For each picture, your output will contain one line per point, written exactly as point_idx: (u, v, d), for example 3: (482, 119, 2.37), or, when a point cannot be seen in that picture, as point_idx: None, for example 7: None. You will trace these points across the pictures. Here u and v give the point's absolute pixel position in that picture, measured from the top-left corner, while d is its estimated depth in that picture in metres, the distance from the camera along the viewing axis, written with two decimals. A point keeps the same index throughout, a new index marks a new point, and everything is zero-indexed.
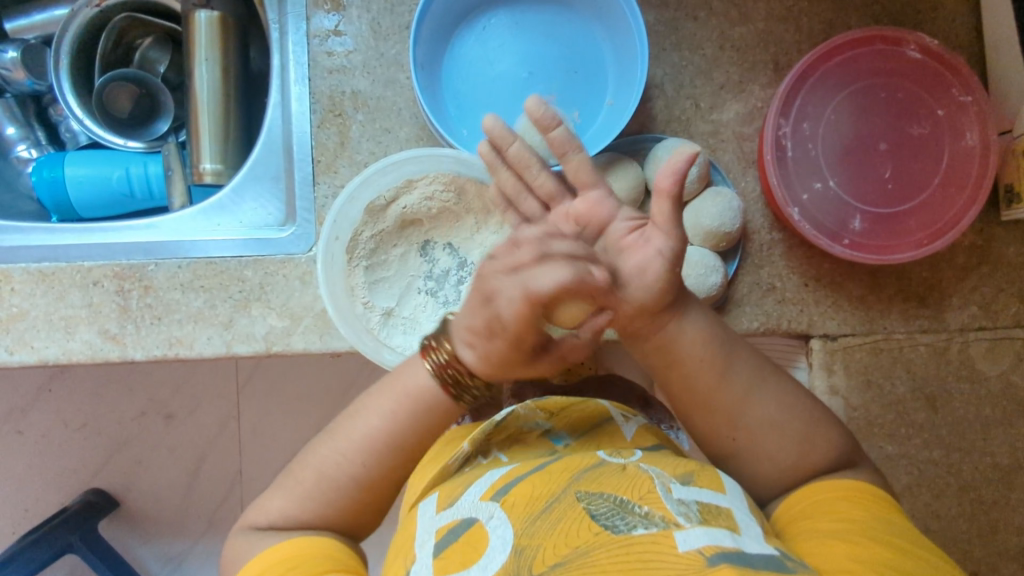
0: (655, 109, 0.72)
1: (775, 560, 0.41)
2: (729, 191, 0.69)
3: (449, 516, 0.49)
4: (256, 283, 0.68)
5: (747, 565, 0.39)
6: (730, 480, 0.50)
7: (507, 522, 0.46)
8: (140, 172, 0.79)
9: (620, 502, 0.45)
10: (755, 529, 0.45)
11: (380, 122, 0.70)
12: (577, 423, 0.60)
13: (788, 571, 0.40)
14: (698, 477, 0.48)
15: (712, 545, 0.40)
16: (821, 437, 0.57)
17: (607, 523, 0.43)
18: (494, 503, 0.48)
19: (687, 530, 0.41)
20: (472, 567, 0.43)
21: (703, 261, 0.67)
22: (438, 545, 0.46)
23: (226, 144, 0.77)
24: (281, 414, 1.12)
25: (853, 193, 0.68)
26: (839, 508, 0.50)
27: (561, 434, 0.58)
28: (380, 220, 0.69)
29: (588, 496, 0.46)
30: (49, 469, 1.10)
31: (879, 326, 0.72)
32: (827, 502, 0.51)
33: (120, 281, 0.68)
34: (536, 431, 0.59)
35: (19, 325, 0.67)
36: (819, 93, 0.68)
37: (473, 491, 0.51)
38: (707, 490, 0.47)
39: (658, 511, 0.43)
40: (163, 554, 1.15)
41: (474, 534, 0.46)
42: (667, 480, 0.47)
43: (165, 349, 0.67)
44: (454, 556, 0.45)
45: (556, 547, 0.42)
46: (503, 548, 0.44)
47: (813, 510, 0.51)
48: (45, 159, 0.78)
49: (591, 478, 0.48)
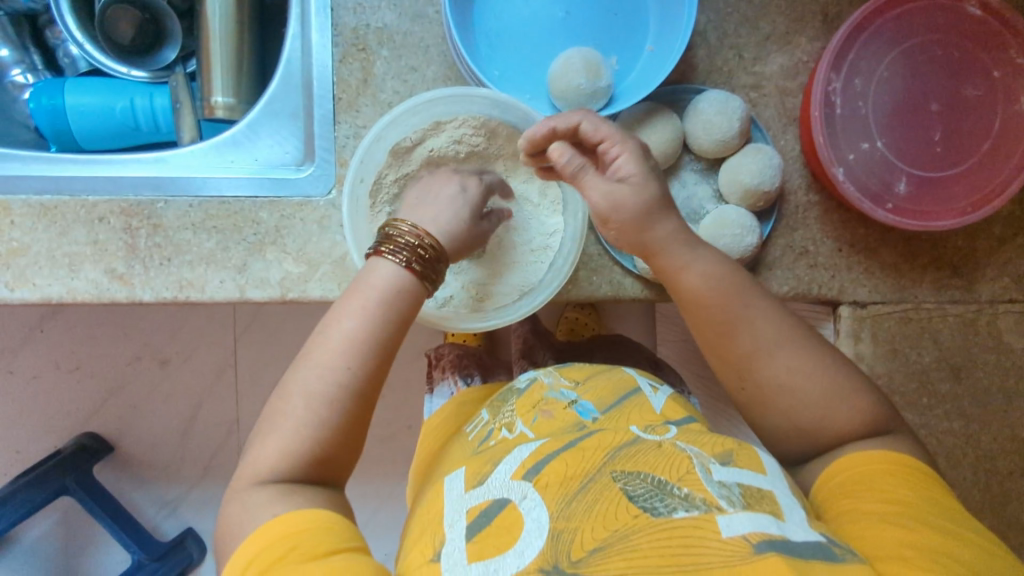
0: (696, 59, 0.68)
1: (821, 546, 0.41)
2: (769, 148, 0.66)
3: (480, 497, 0.47)
4: (272, 226, 0.65)
5: (794, 553, 0.40)
6: (768, 457, 0.50)
7: (541, 504, 0.45)
8: (146, 104, 0.74)
9: (658, 482, 0.45)
10: (799, 512, 0.45)
11: (406, 60, 0.66)
12: (600, 391, 0.58)
13: (838, 562, 0.41)
14: (738, 456, 0.48)
15: (757, 532, 0.41)
16: (871, 402, 0.55)
17: (646, 505, 0.43)
18: (527, 482, 0.46)
19: (729, 515, 0.42)
20: (507, 553, 0.42)
21: (739, 221, 0.64)
22: (470, 527, 0.45)
23: (239, 76, 0.72)
24: (281, 365, 1.10)
25: (901, 154, 0.65)
26: (881, 486, 0.49)
27: (588, 404, 0.56)
28: (405, 162, 0.64)
29: (625, 477, 0.46)
30: (42, 410, 1.08)
31: (910, 296, 0.71)
32: (871, 479, 0.50)
33: (127, 219, 0.64)
34: (559, 399, 0.57)
35: (20, 260, 0.63)
36: (872, 47, 0.64)
37: (502, 469, 0.49)
38: (748, 470, 0.47)
39: (698, 494, 0.43)
40: (158, 499, 1.14)
41: (507, 518, 0.44)
42: (706, 461, 0.47)
43: (175, 291, 0.64)
44: (489, 539, 0.43)
45: (594, 531, 0.42)
46: (540, 533, 0.43)
47: (855, 488, 0.50)
48: (42, 86, 0.73)
49: (628, 456, 0.48)
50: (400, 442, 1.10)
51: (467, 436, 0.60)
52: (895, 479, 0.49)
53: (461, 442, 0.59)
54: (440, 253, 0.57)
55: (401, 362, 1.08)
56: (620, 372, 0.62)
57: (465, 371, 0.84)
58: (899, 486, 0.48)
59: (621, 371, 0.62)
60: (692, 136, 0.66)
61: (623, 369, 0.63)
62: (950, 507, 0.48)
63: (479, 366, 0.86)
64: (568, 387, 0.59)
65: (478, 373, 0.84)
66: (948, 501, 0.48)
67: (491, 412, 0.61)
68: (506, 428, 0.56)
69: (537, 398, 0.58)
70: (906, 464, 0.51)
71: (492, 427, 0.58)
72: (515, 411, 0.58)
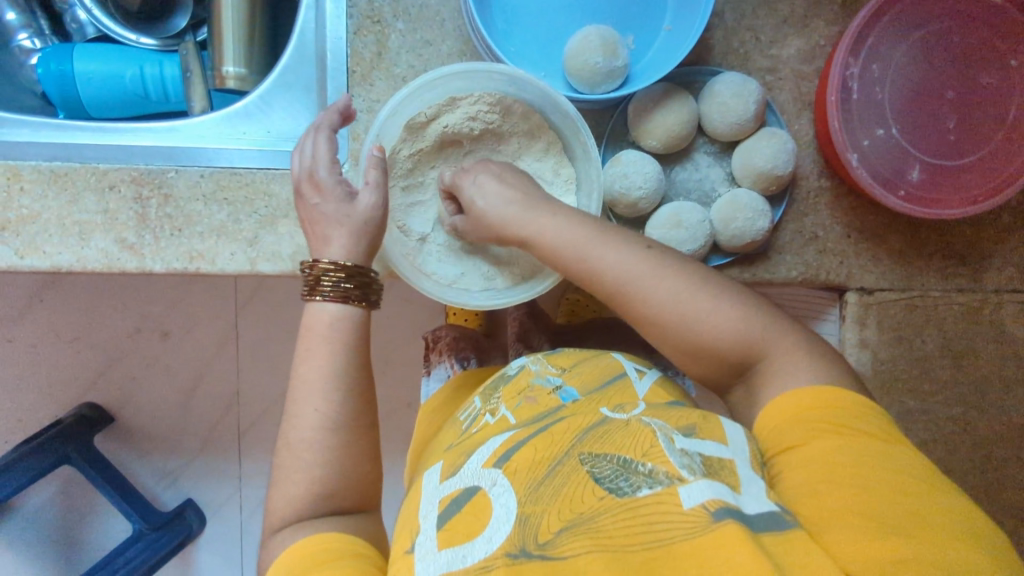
0: (713, 40, 0.68)
1: (776, 516, 0.42)
2: (783, 133, 0.66)
3: (451, 487, 0.48)
4: (284, 199, 0.65)
5: (750, 524, 0.40)
6: (732, 426, 0.50)
7: (509, 490, 0.45)
8: (156, 73, 0.73)
9: (623, 462, 0.45)
10: (757, 483, 0.45)
11: (421, 33, 0.66)
12: (586, 376, 0.59)
13: (786, 530, 0.41)
14: (701, 429, 0.48)
15: (715, 499, 0.41)
16: None
17: (612, 486, 0.44)
18: (497, 470, 0.47)
19: (690, 485, 0.42)
20: (476, 539, 0.43)
21: (752, 205, 0.64)
22: (441, 516, 0.46)
23: (251, 45, 0.72)
24: (284, 339, 1.11)
25: (914, 141, 0.65)
26: (815, 438, 0.47)
27: (572, 389, 0.57)
28: (419, 138, 0.64)
29: (592, 459, 0.46)
30: (43, 380, 1.08)
31: (917, 283, 0.71)
32: (804, 432, 0.48)
33: (138, 187, 0.64)
34: (544, 385, 0.58)
35: (30, 227, 0.62)
36: (891, 32, 0.64)
37: (475, 458, 0.50)
38: (710, 441, 0.47)
39: (662, 468, 0.43)
40: (158, 469, 1.15)
41: (476, 504, 0.45)
42: (670, 432, 0.47)
43: (185, 262, 0.64)
44: (458, 528, 0.44)
45: (561, 513, 0.43)
46: (506, 518, 0.43)
47: (793, 442, 0.48)
48: (50, 52, 0.72)
49: (596, 438, 0.48)
50: (400, 418, 1.11)
51: (459, 423, 0.60)
52: (833, 426, 0.47)
53: (452, 430, 0.60)
54: (362, 276, 0.56)
55: (402, 339, 1.09)
56: (608, 358, 0.62)
57: (462, 354, 0.85)
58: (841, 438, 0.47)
59: (609, 357, 0.62)
60: (708, 118, 0.66)
61: (612, 355, 0.63)
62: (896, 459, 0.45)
63: (476, 350, 0.86)
64: (555, 373, 0.60)
65: (476, 357, 0.86)
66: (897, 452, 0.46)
67: (481, 399, 0.61)
68: (490, 413, 0.57)
69: (522, 385, 0.59)
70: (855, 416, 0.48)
71: (478, 413, 0.58)
72: (502, 397, 0.59)
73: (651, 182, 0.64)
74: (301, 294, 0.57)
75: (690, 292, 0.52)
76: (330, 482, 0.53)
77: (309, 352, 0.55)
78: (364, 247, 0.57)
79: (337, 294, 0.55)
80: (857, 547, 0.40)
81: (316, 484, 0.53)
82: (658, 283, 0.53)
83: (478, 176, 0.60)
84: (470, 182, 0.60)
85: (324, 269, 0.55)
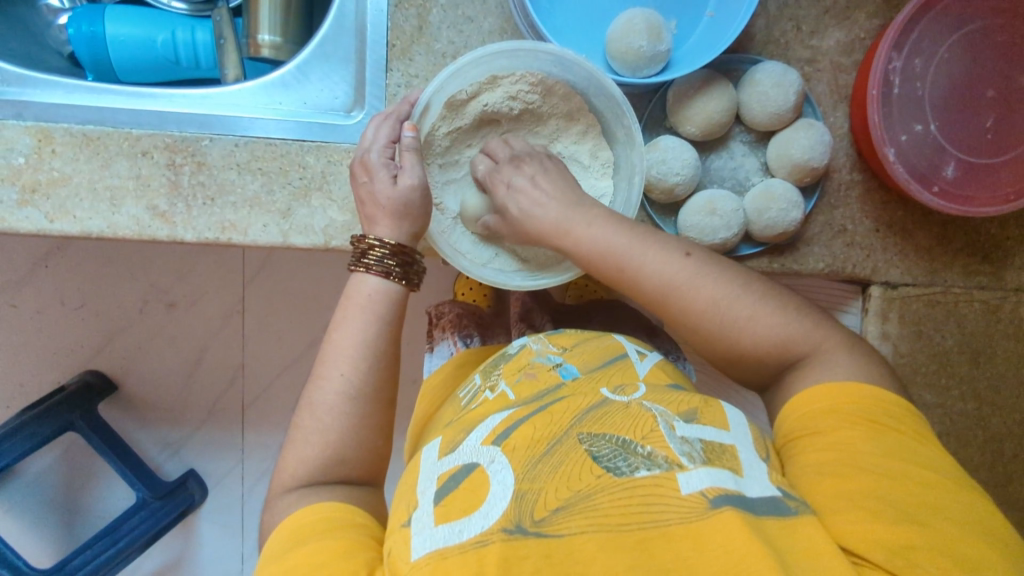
0: (754, 28, 0.68)
1: (775, 501, 0.43)
2: (820, 125, 0.66)
3: (449, 463, 0.48)
4: (318, 171, 0.65)
5: (750, 510, 0.41)
6: (733, 414, 0.51)
7: (508, 466, 0.45)
8: (187, 38, 0.72)
9: (622, 442, 0.46)
10: (760, 467, 0.46)
11: (463, 9, 0.65)
12: (588, 356, 0.59)
13: (787, 516, 0.42)
14: (702, 414, 0.49)
15: (715, 487, 0.42)
16: None
17: (610, 465, 0.44)
18: (496, 447, 0.47)
19: (689, 472, 0.43)
20: (473, 515, 0.42)
21: (786, 196, 0.64)
22: (439, 492, 0.45)
23: (288, 14, 0.71)
24: (295, 313, 1.11)
25: (952, 139, 0.65)
26: (836, 428, 0.48)
27: (572, 367, 0.57)
28: (459, 116, 0.64)
29: (590, 439, 0.47)
30: (47, 346, 1.07)
31: (939, 280, 0.72)
32: (822, 420, 0.48)
33: (171, 154, 0.63)
34: (544, 362, 0.58)
35: (61, 191, 0.61)
36: (936, 28, 0.64)
37: (474, 436, 0.49)
38: (711, 427, 0.48)
39: (661, 452, 0.44)
40: (163, 439, 1.15)
41: (474, 480, 0.45)
42: (671, 418, 0.48)
43: (217, 233, 0.63)
44: (456, 502, 0.44)
45: (558, 491, 0.43)
46: (504, 494, 0.43)
47: (813, 431, 0.48)
48: (78, 12, 0.71)
49: (594, 420, 0.48)
50: (406, 396, 1.11)
51: (459, 400, 0.60)
52: (861, 419, 0.48)
53: (453, 406, 0.60)
54: (410, 255, 0.57)
55: (415, 319, 1.09)
56: (609, 339, 0.63)
57: (464, 332, 0.83)
58: (852, 428, 0.47)
59: (611, 338, 0.63)
60: (747, 107, 0.66)
61: (614, 336, 0.64)
62: (914, 450, 0.46)
63: (479, 328, 0.85)
64: (556, 352, 0.60)
65: (476, 334, 0.83)
66: (914, 444, 0.47)
67: (481, 376, 0.61)
68: (490, 389, 0.57)
69: (523, 362, 0.59)
70: (868, 410, 0.48)
71: (478, 390, 0.59)
72: (501, 374, 0.59)
73: (689, 169, 0.64)
74: (347, 266, 0.57)
75: (737, 294, 0.53)
76: (361, 455, 0.54)
77: (343, 321, 0.55)
78: (408, 220, 0.57)
79: (381, 269, 0.56)
80: (869, 535, 0.41)
81: (356, 452, 0.53)
82: (702, 277, 0.53)
83: (513, 178, 0.60)
84: (505, 187, 0.60)
85: (371, 245, 0.56)
